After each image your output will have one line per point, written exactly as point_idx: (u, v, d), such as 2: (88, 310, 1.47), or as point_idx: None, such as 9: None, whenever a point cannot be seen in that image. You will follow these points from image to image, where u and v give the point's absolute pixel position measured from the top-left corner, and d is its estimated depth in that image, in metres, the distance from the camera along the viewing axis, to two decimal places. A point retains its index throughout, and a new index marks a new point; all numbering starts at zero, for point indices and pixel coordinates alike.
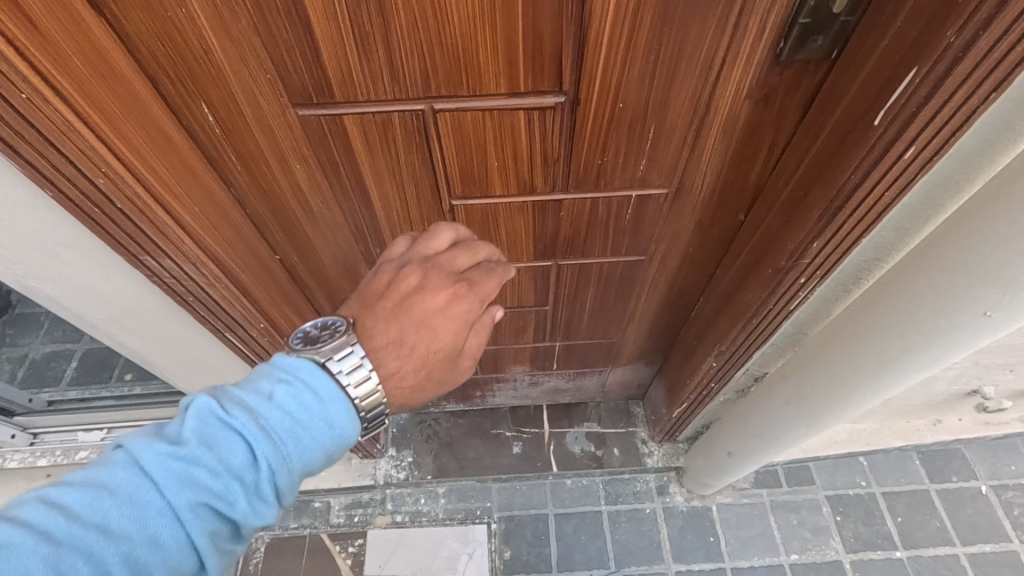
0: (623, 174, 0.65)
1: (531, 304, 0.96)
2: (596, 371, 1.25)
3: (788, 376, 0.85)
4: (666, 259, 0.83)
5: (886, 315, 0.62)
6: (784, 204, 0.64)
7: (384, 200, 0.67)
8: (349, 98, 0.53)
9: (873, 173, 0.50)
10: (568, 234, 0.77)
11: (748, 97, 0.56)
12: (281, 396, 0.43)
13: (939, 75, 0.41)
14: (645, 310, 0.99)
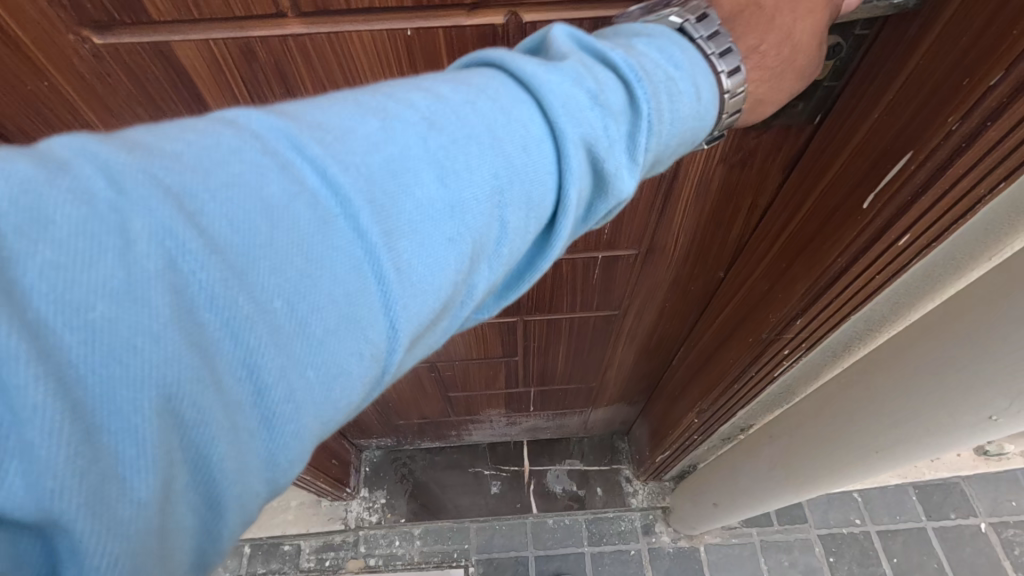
0: (586, 241, 0.59)
1: (499, 355, 0.89)
2: (575, 412, 1.18)
3: (773, 439, 0.79)
4: (641, 313, 0.77)
5: (877, 398, 0.56)
6: (765, 272, 0.58)
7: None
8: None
9: (860, 260, 0.43)
10: (531, 297, 0.71)
11: (720, 162, 0.49)
12: (654, 50, 0.31)
13: (939, 163, 0.35)
14: (622, 359, 0.92)
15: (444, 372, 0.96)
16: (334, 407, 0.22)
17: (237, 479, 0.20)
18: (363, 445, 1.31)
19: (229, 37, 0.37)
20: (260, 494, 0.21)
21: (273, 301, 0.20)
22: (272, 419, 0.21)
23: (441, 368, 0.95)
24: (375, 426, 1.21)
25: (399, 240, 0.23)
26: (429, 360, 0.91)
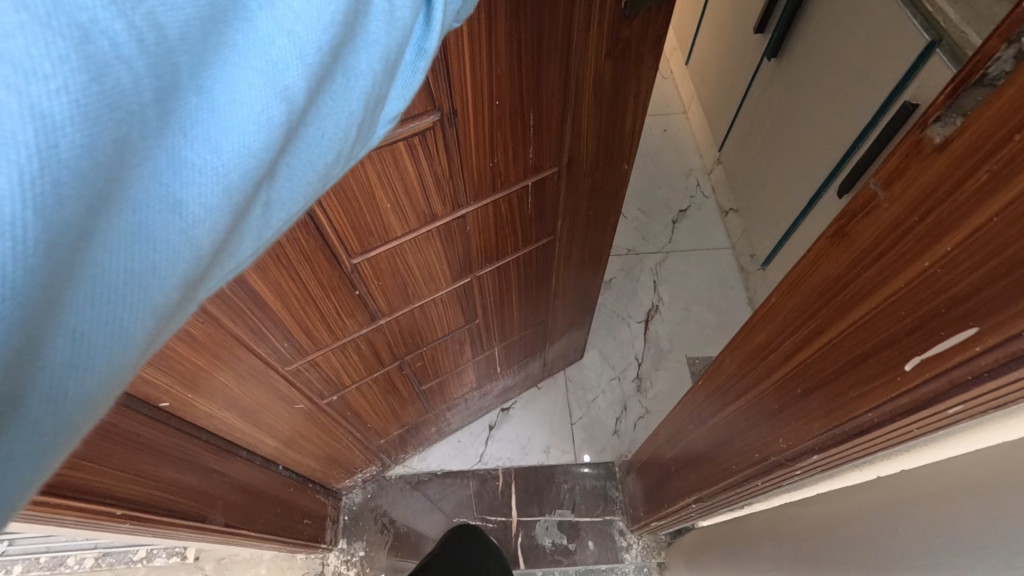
0: (515, 167, 0.76)
1: (461, 323, 1.05)
2: (535, 356, 1.32)
3: (777, 533, 0.72)
4: (570, 232, 0.99)
5: (899, 540, 0.48)
6: (771, 386, 0.49)
7: (299, 268, 0.65)
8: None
9: (898, 420, 0.35)
10: (480, 246, 0.87)
11: (608, 55, 0.69)
12: None
13: (1017, 350, 0.26)
14: (565, 283, 1.13)
15: (412, 366, 1.05)
16: (242, 146, 0.24)
17: (152, 209, 0.22)
18: (344, 488, 1.26)
19: None
20: (199, 250, 0.24)
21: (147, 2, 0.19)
22: (191, 167, 0.23)
23: (409, 363, 1.04)
24: (356, 459, 1.17)
25: None
26: (397, 359, 1.00)
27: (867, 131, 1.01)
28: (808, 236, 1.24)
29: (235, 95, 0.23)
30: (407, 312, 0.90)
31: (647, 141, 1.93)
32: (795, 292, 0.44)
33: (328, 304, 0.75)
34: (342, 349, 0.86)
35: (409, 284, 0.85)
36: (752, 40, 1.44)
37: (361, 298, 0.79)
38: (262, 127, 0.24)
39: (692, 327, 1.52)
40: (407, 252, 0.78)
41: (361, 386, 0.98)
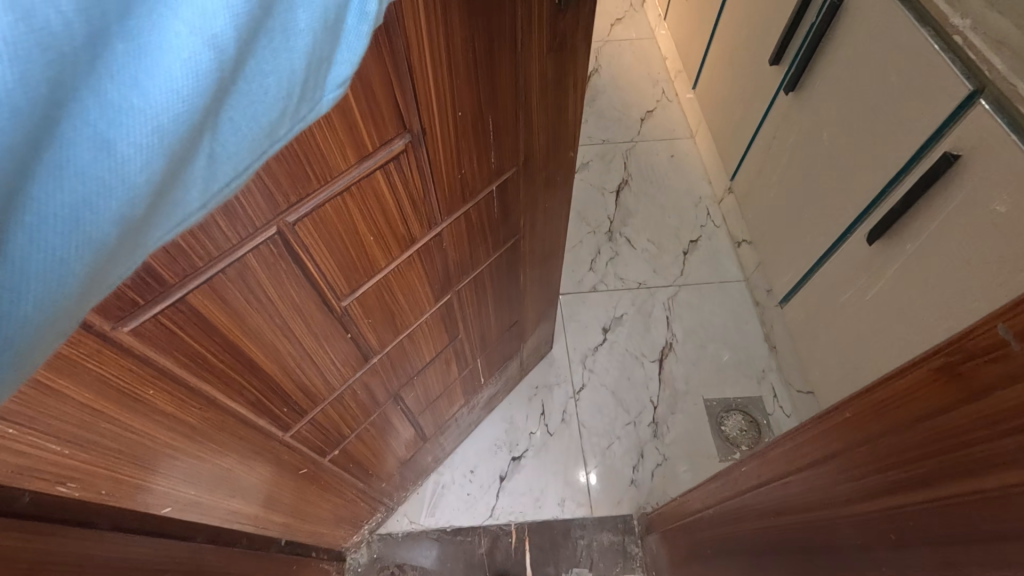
0: (479, 173, 0.81)
1: (446, 343, 1.07)
2: (512, 356, 1.35)
3: None
4: (531, 229, 1.07)
5: None
6: (855, 522, 0.44)
7: (292, 322, 0.69)
8: (164, 291, 0.50)
9: None
10: (455, 259, 0.91)
11: (548, 50, 0.76)
12: None
13: None
14: (531, 279, 1.20)
15: (407, 399, 1.07)
16: (171, 95, 0.26)
17: (87, 146, 0.24)
18: (348, 548, 1.22)
19: None
20: (132, 192, 0.27)
21: None
22: (125, 112, 0.25)
23: (404, 396, 1.05)
24: (361, 509, 1.16)
25: None
26: (393, 394, 1.02)
27: (900, 178, 0.97)
28: (831, 276, 1.19)
29: (165, 42, 0.25)
30: (397, 344, 0.93)
31: (655, 168, 1.88)
32: (887, 420, 0.41)
33: (322, 358, 0.78)
34: (339, 401, 0.88)
35: (396, 315, 0.87)
36: (766, 73, 1.40)
37: (353, 340, 0.82)
38: (194, 75, 0.26)
39: (708, 365, 1.47)
40: (392, 281, 0.81)
41: (361, 434, 1.00)
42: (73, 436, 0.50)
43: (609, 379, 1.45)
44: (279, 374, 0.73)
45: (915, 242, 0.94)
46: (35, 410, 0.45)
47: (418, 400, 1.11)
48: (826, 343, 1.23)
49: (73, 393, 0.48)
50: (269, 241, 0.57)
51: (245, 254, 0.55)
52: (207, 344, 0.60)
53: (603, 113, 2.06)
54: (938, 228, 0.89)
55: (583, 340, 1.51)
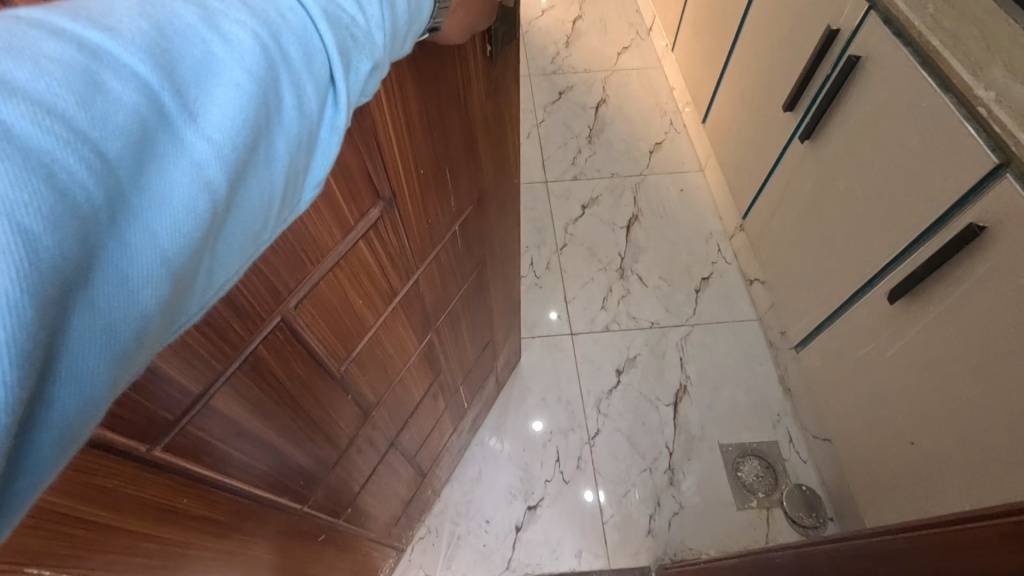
0: (443, 217, 0.81)
1: (431, 382, 1.07)
2: (488, 375, 1.37)
3: None
4: (493, 256, 1.08)
5: None
6: None
7: (300, 398, 0.68)
8: (188, 402, 0.50)
9: None
10: (433, 301, 0.92)
11: (488, 92, 0.77)
12: None
13: None
14: (497, 299, 1.22)
15: (403, 443, 1.06)
16: (179, 236, 0.25)
17: (109, 295, 0.23)
18: None
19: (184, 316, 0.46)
20: (144, 331, 0.26)
21: (89, 130, 0.21)
22: (141, 259, 0.24)
23: (400, 441, 1.04)
24: (372, 562, 1.15)
25: (191, 90, 0.26)
26: (391, 441, 1.01)
27: (918, 242, 0.98)
28: (849, 328, 1.18)
29: (172, 191, 0.25)
30: (391, 393, 0.92)
31: (665, 203, 1.88)
32: (950, 561, 0.44)
33: (328, 423, 0.77)
34: (346, 462, 0.87)
35: (388, 367, 0.87)
36: (780, 117, 1.40)
37: (353, 399, 0.81)
38: (197, 216, 0.26)
39: (723, 408, 1.46)
40: (381, 337, 0.80)
41: (368, 487, 0.99)
42: (123, 561, 0.49)
43: (624, 424, 1.44)
44: (292, 452, 0.72)
45: (939, 306, 0.93)
46: (88, 545, 0.45)
47: (412, 444, 1.11)
48: (844, 393, 1.22)
49: (113, 520, 0.47)
50: (274, 331, 0.57)
51: (256, 346, 0.56)
52: (230, 442, 0.59)
53: (612, 145, 2.05)
54: (963, 295, 0.88)
55: (596, 383, 1.51)
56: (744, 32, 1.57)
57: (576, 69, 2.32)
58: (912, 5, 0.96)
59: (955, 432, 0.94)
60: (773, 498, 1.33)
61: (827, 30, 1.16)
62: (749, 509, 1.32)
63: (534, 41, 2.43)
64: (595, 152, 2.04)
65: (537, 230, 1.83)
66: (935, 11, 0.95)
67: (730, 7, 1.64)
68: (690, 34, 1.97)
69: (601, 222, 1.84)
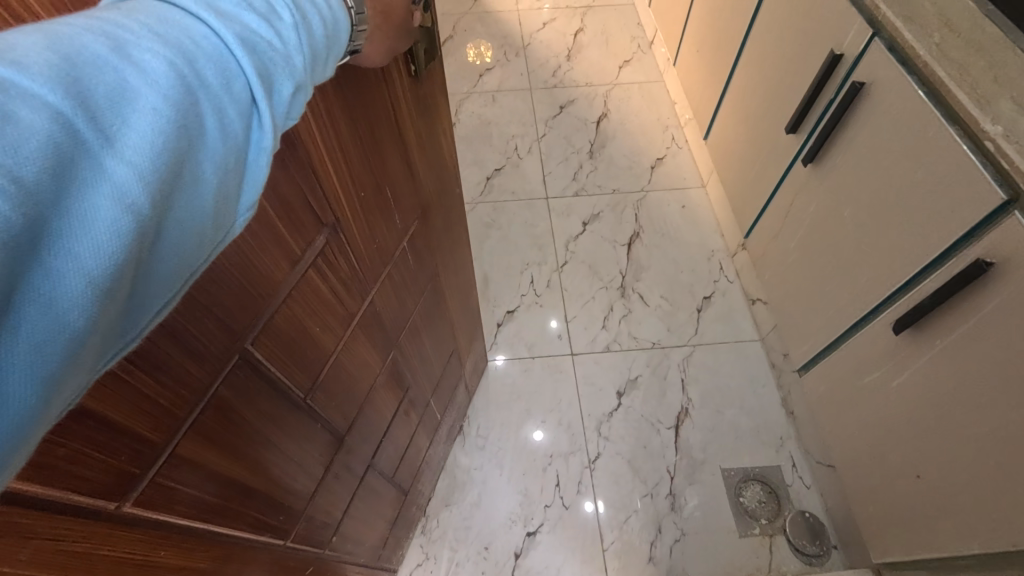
0: (390, 233, 0.82)
1: (401, 398, 1.07)
2: (457, 384, 1.39)
3: None
4: (444, 266, 1.10)
5: None
6: None
7: (269, 433, 0.68)
8: (153, 453, 0.50)
9: None
10: (392, 319, 0.92)
11: (416, 108, 0.80)
12: None
13: None
14: (455, 307, 1.23)
15: (381, 464, 1.06)
16: (106, 260, 0.24)
17: (30, 324, 0.22)
18: None
19: (142, 368, 0.45)
20: (70, 359, 0.25)
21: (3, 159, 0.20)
22: (64, 286, 0.23)
23: (378, 461, 1.04)
24: None
25: (107, 114, 0.25)
26: (370, 462, 1.00)
27: (923, 274, 0.97)
28: (854, 356, 1.16)
29: (92, 216, 0.24)
30: (362, 415, 0.91)
31: (667, 220, 1.87)
32: None
33: (301, 454, 0.76)
34: (326, 489, 0.86)
35: (355, 392, 0.86)
36: (783, 139, 1.39)
37: (324, 427, 0.80)
38: (126, 239, 0.25)
39: (726, 432, 1.45)
40: (345, 362, 0.80)
41: (351, 512, 0.98)
42: None
43: (625, 448, 1.42)
44: (270, 488, 0.71)
45: (945, 339, 0.92)
46: None
47: (391, 462, 1.11)
48: (848, 420, 1.21)
49: None
50: (233, 370, 0.57)
51: (217, 387, 0.56)
52: (204, 487, 0.58)
53: (613, 161, 2.05)
54: (970, 329, 0.87)
55: (598, 405, 1.49)
56: (747, 49, 1.56)
57: (577, 83, 2.31)
58: (917, 34, 0.95)
59: (962, 464, 0.92)
60: (776, 525, 1.32)
61: (831, 54, 1.15)
62: (753, 536, 1.30)
63: (535, 55, 2.43)
64: (596, 167, 2.03)
65: (537, 247, 1.82)
66: (939, 40, 0.94)
67: (732, 25, 1.63)
68: (692, 51, 1.97)
69: (602, 238, 1.83)
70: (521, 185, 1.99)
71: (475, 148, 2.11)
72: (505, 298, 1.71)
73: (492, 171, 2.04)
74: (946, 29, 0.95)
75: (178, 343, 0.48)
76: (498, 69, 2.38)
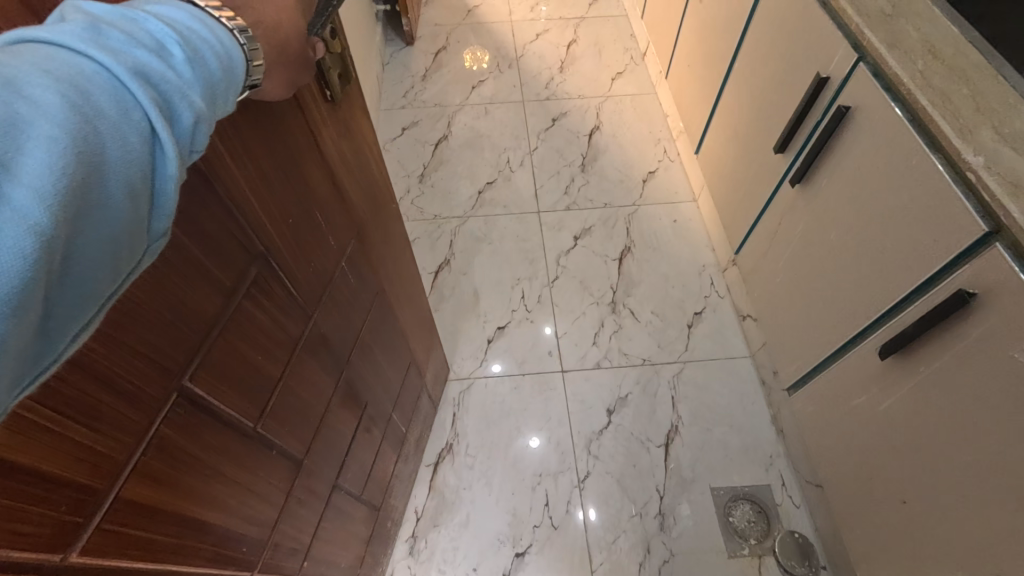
0: (327, 255, 0.83)
1: (360, 416, 1.07)
2: (421, 396, 1.39)
3: None
4: (390, 281, 1.11)
5: None
6: None
7: (222, 468, 0.68)
8: (97, 500, 0.50)
9: None
10: (340, 339, 0.93)
11: (337, 132, 0.81)
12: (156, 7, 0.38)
13: None
14: (407, 321, 1.24)
15: (347, 484, 1.05)
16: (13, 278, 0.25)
17: None
18: None
19: (72, 420, 0.46)
20: None
21: None
22: None
23: (343, 481, 1.03)
24: None
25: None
26: (335, 482, 1.00)
27: (909, 300, 0.97)
28: (841, 380, 1.16)
29: None
30: (319, 437, 0.92)
31: (659, 234, 1.87)
32: None
33: (258, 482, 0.76)
34: (290, 516, 0.86)
35: (308, 415, 0.87)
36: (772, 158, 1.40)
37: (279, 453, 0.81)
38: (31, 257, 0.26)
39: (715, 451, 1.44)
40: (294, 387, 0.81)
41: (320, 535, 0.98)
42: None
43: (614, 467, 1.42)
44: (229, 520, 0.71)
45: (929, 366, 0.92)
46: None
47: (358, 482, 1.10)
48: (836, 441, 1.21)
49: None
50: (173, 408, 0.58)
51: (158, 426, 0.56)
52: (156, 528, 0.58)
53: (605, 175, 2.04)
54: (954, 359, 0.87)
55: (588, 423, 1.49)
56: (737, 66, 1.56)
57: (570, 96, 2.31)
58: (901, 61, 0.95)
59: (947, 492, 0.92)
60: (765, 545, 1.31)
61: (818, 77, 1.15)
62: (741, 557, 1.30)
63: (528, 66, 2.43)
64: (588, 181, 2.03)
65: (529, 262, 1.82)
66: (923, 67, 0.94)
67: (723, 42, 1.64)
68: (684, 67, 1.97)
69: (593, 253, 1.83)
70: (513, 199, 1.99)
71: (467, 161, 2.11)
72: (495, 313, 1.71)
73: (484, 184, 2.04)
74: (930, 55, 0.95)
75: (107, 387, 0.49)
76: (490, 81, 2.38)
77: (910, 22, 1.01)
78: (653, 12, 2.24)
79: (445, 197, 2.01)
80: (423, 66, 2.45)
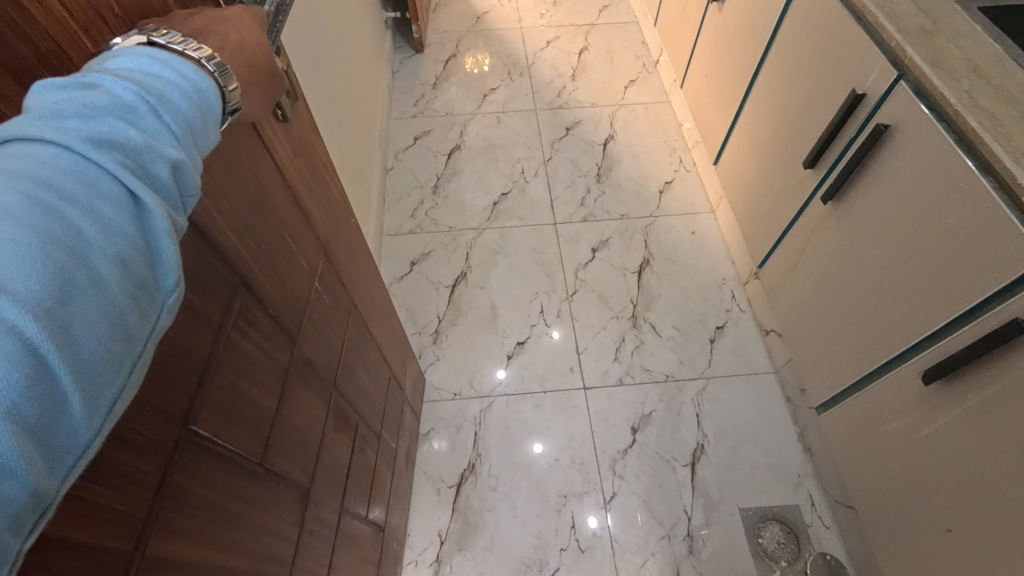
0: (301, 276, 0.80)
1: (353, 437, 1.04)
2: (405, 411, 1.37)
3: None
4: (363, 297, 1.08)
5: None
6: None
7: (237, 511, 0.64)
8: (123, 559, 0.47)
9: None
10: (324, 361, 0.90)
11: (292, 151, 0.78)
12: (113, 62, 0.39)
13: None
14: (382, 335, 1.21)
15: (350, 509, 1.02)
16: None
17: None
18: None
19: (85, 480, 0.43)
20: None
21: None
22: None
23: (348, 506, 1.01)
24: None
25: None
26: (341, 508, 0.97)
27: (957, 323, 0.94)
28: (877, 403, 1.14)
29: None
30: (320, 464, 0.89)
31: (677, 247, 1.84)
32: None
33: (274, 520, 0.73)
34: (304, 551, 0.83)
35: (307, 443, 0.84)
36: (799, 173, 1.37)
37: (286, 488, 0.77)
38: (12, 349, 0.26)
39: (742, 471, 1.42)
40: (289, 416, 0.78)
41: (335, 565, 0.95)
42: None
43: (640, 487, 1.40)
44: (251, 564, 0.68)
45: (979, 394, 0.90)
46: None
47: (361, 507, 1.07)
48: (871, 463, 1.18)
49: None
50: (184, 453, 0.55)
51: (170, 474, 0.53)
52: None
53: (621, 185, 2.02)
54: (1003, 390, 0.85)
55: (612, 442, 1.47)
56: (761, 79, 1.54)
57: (583, 104, 2.29)
58: (946, 81, 0.93)
59: (993, 521, 0.90)
60: (796, 567, 1.29)
61: (853, 93, 1.13)
62: None
63: (540, 74, 2.40)
64: (603, 192, 2.00)
65: (546, 275, 1.79)
66: (969, 87, 0.92)
67: (745, 55, 1.61)
68: (701, 77, 1.95)
69: (612, 266, 1.81)
70: (528, 210, 1.96)
71: (479, 171, 2.08)
72: (513, 328, 1.68)
73: (499, 196, 2.01)
74: (976, 76, 0.93)
75: (115, 441, 0.46)
76: (503, 89, 2.35)
77: (953, 40, 0.99)
78: (668, 18, 2.22)
79: (458, 208, 1.98)
80: (433, 74, 2.42)
